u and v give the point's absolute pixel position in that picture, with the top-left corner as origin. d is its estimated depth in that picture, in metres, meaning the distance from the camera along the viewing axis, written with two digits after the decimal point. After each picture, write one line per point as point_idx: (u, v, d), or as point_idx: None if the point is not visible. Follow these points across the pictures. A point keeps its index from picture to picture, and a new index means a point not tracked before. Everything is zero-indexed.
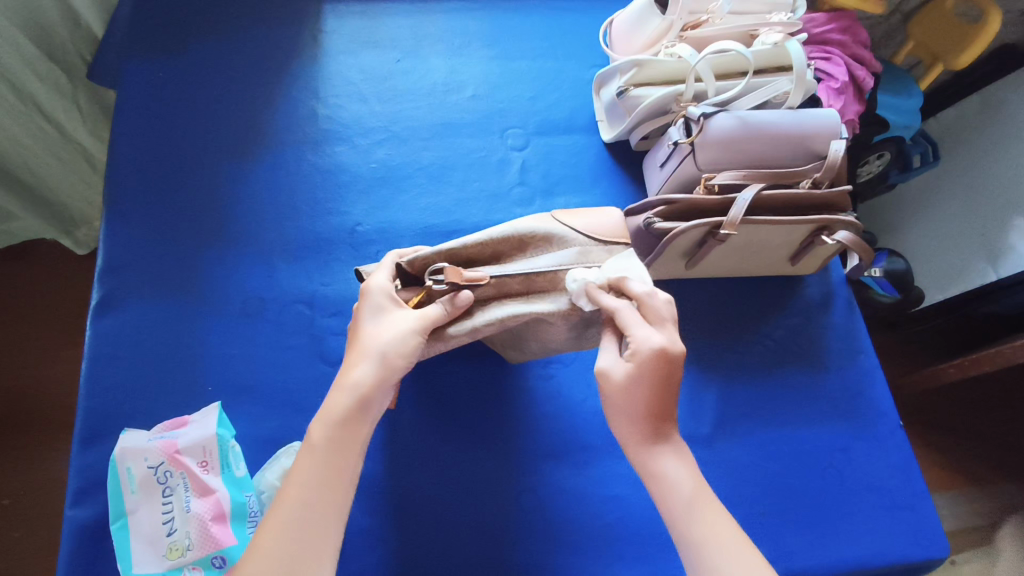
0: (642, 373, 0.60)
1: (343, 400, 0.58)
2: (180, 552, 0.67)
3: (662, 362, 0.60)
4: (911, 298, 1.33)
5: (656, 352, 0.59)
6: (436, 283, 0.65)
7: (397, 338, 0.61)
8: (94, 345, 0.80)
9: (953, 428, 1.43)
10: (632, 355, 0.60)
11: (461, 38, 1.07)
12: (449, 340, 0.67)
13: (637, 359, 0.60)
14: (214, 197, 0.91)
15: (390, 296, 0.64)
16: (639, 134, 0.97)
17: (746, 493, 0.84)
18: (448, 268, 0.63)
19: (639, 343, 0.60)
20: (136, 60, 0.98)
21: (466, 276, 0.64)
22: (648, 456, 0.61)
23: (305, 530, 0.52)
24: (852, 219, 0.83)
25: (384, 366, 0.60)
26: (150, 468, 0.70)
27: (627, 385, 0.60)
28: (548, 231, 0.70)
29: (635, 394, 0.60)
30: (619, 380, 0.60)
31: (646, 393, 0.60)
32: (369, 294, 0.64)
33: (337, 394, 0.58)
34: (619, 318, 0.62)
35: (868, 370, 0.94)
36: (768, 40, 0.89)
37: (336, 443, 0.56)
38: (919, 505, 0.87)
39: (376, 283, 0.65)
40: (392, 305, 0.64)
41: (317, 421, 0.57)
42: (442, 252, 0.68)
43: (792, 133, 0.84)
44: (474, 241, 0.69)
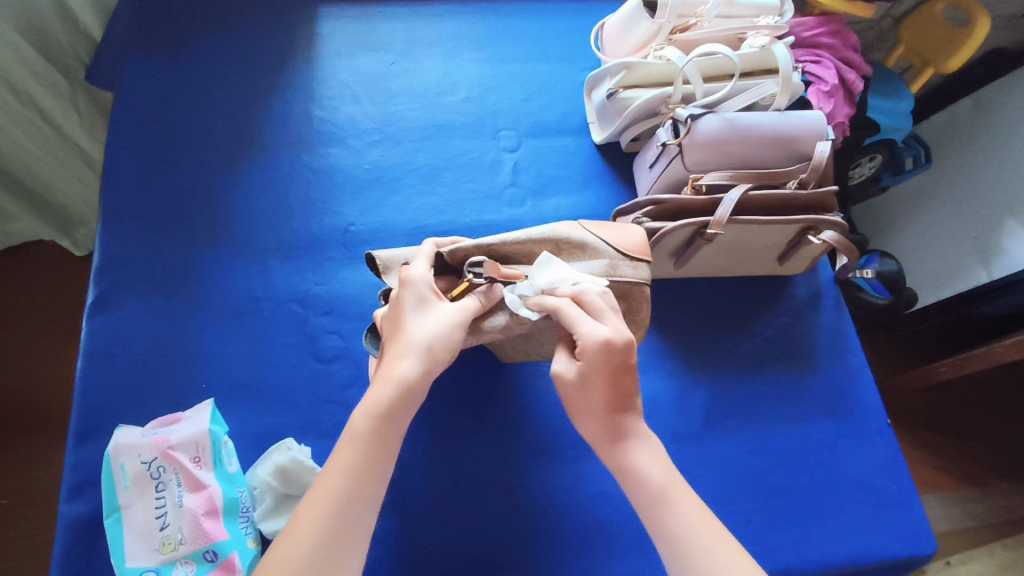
0: (591, 369, 0.60)
1: (389, 393, 0.57)
2: (172, 546, 0.68)
3: (609, 353, 0.59)
4: (902, 300, 1.34)
5: (601, 345, 0.59)
6: (473, 277, 0.67)
7: (442, 333, 0.60)
8: (90, 343, 0.81)
9: (946, 429, 1.44)
10: (579, 352, 0.60)
11: (455, 41, 1.08)
12: (481, 333, 0.69)
13: (585, 354, 0.59)
14: (210, 198, 0.92)
15: (430, 287, 0.63)
16: (629, 136, 0.98)
17: (735, 490, 0.84)
18: (487, 262, 0.65)
19: (584, 338, 0.59)
20: (133, 62, 0.99)
21: (503, 273, 0.66)
22: (615, 453, 0.61)
23: (335, 521, 0.52)
24: (837, 219, 0.84)
25: (430, 361, 0.59)
26: (143, 464, 0.71)
27: (581, 383, 0.60)
28: (582, 240, 0.72)
29: (590, 390, 0.60)
30: (572, 380, 0.60)
31: (600, 388, 0.60)
32: (411, 285, 0.63)
33: (383, 387, 0.58)
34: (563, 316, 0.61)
35: (856, 369, 0.95)
36: (756, 43, 0.91)
37: (380, 433, 0.56)
38: (907, 502, 0.87)
39: (416, 272, 0.63)
40: (433, 296, 0.63)
41: (362, 414, 0.57)
42: (483, 246, 0.70)
43: (778, 135, 0.86)
44: (513, 239, 0.71)
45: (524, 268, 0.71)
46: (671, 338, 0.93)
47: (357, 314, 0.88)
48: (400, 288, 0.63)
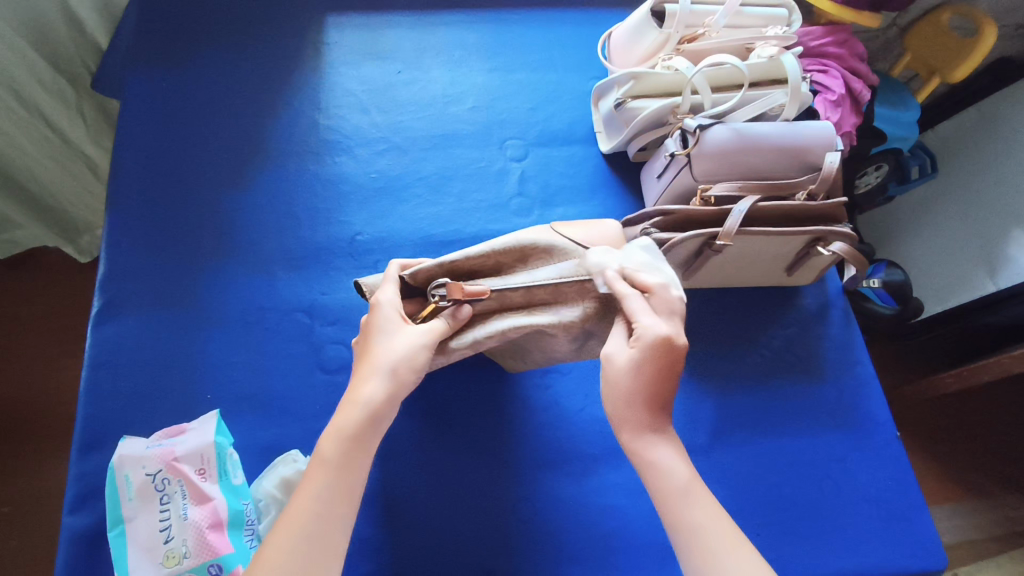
0: (646, 358, 0.59)
1: (355, 414, 0.57)
2: (177, 560, 0.67)
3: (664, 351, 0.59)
4: (909, 310, 1.32)
5: (659, 340, 0.59)
6: (439, 298, 0.65)
7: (407, 354, 0.60)
8: (95, 352, 0.81)
9: (953, 439, 1.43)
10: (636, 339, 0.59)
11: (461, 50, 1.08)
12: (450, 353, 0.67)
13: (642, 344, 0.59)
14: (215, 206, 0.92)
15: (397, 310, 0.64)
16: (636, 146, 0.98)
17: (743, 502, 0.84)
18: (450, 283, 0.63)
19: (645, 329, 0.59)
20: (140, 71, 0.99)
21: (467, 291, 0.63)
22: (643, 445, 0.59)
23: (313, 541, 0.52)
24: (847, 230, 0.84)
25: (395, 383, 0.59)
26: (148, 476, 0.70)
27: (632, 371, 0.59)
28: (549, 243, 0.70)
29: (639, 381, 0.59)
30: (623, 364, 0.59)
31: (650, 378, 0.59)
32: (378, 309, 0.64)
33: (349, 409, 0.58)
34: (626, 305, 0.62)
35: (864, 381, 0.95)
36: (764, 54, 0.91)
37: (345, 455, 0.56)
38: (916, 516, 0.87)
39: (385, 296, 0.64)
40: (400, 320, 0.63)
41: (326, 434, 0.57)
42: (445, 265, 0.68)
43: (787, 146, 0.85)
44: (476, 254, 0.69)
45: (490, 282, 0.68)
46: None
47: (363, 324, 0.88)
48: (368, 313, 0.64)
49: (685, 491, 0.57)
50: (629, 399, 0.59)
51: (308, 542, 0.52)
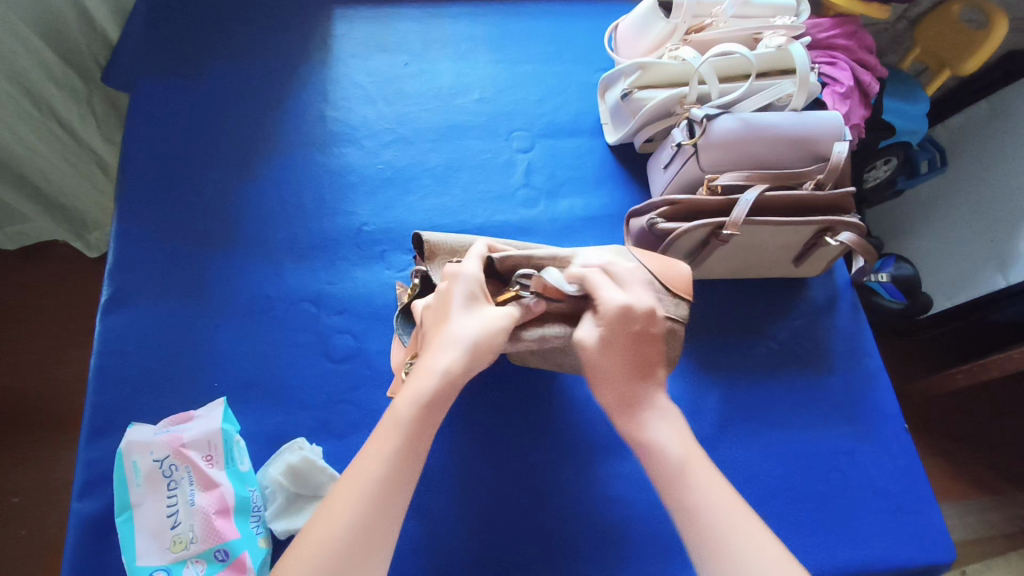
0: (612, 333, 0.61)
1: (431, 383, 0.57)
2: (183, 545, 0.68)
3: (628, 321, 0.61)
4: (918, 305, 1.32)
5: (621, 310, 0.61)
6: (520, 288, 0.66)
7: (486, 332, 0.60)
8: (104, 340, 0.82)
9: (963, 436, 1.41)
10: (600, 314, 0.62)
11: (468, 42, 1.08)
12: (519, 344, 0.66)
13: (606, 320, 0.61)
14: (223, 197, 0.93)
15: (481, 287, 0.64)
16: (642, 137, 0.98)
17: (751, 495, 0.83)
18: (537, 275, 0.64)
19: (604, 302, 0.62)
20: (149, 64, 1.00)
21: (554, 289, 0.64)
22: (636, 424, 0.60)
23: (368, 507, 0.51)
24: (855, 220, 0.83)
25: (472, 358, 0.59)
26: (155, 462, 0.71)
27: (603, 350, 0.61)
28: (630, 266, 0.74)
29: (610, 357, 0.61)
30: (593, 347, 0.61)
31: (620, 351, 0.61)
32: (463, 278, 0.63)
33: (424, 378, 0.57)
34: (588, 281, 0.64)
35: (873, 373, 0.94)
36: (772, 44, 0.90)
37: (417, 420, 0.56)
38: (925, 509, 0.86)
39: (469, 269, 0.64)
40: (481, 297, 0.63)
41: (403, 399, 0.57)
42: (533, 258, 0.69)
43: (795, 135, 0.85)
44: (565, 256, 0.71)
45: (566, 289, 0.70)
46: (684, 341, 0.92)
47: (370, 314, 0.88)
48: (448, 281, 0.64)
49: (681, 472, 0.57)
50: (622, 378, 0.62)
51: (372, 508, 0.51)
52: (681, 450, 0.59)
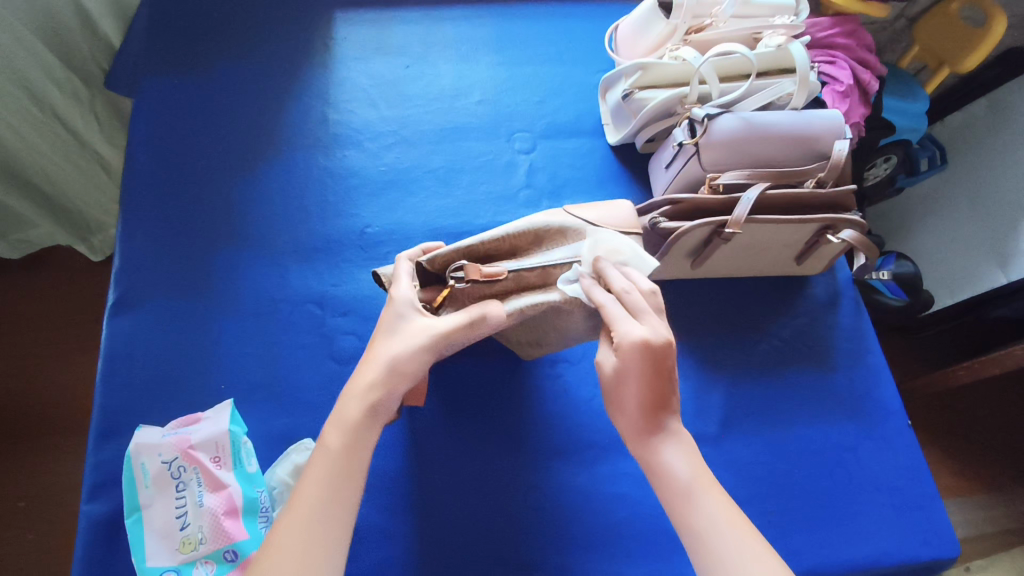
0: (627, 367, 0.58)
1: (354, 409, 0.58)
2: (193, 546, 0.68)
3: (645, 356, 0.57)
4: (919, 303, 1.34)
5: (638, 346, 0.57)
6: (455, 281, 0.66)
7: (406, 351, 0.60)
8: (110, 343, 0.82)
9: (965, 433, 1.42)
10: (616, 346, 0.58)
11: (469, 44, 1.09)
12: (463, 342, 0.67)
13: (620, 355, 0.58)
14: (227, 200, 0.93)
15: (411, 305, 0.63)
16: (644, 138, 0.98)
17: (755, 492, 0.84)
18: (467, 265, 0.64)
19: (622, 336, 0.58)
20: (153, 68, 1.01)
21: (485, 272, 0.65)
22: (648, 448, 0.58)
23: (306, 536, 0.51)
24: (858, 218, 0.83)
25: (392, 375, 0.59)
26: (164, 463, 0.71)
27: (616, 382, 0.60)
28: (562, 224, 0.72)
29: (624, 387, 0.59)
30: (608, 375, 0.60)
31: (638, 385, 0.58)
32: (399, 291, 0.65)
33: (349, 403, 0.58)
34: (605, 311, 0.61)
35: (875, 370, 0.94)
36: (771, 44, 0.91)
37: (363, 443, 0.56)
38: (928, 505, 0.86)
39: (400, 292, 0.64)
40: (411, 315, 0.63)
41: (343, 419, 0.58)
42: (461, 250, 0.69)
43: (796, 134, 0.85)
44: (490, 237, 0.70)
45: (507, 264, 0.70)
46: (686, 339, 0.92)
47: (374, 315, 0.88)
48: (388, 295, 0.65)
49: (688, 493, 0.56)
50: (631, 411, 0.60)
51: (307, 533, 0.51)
52: (688, 473, 0.57)
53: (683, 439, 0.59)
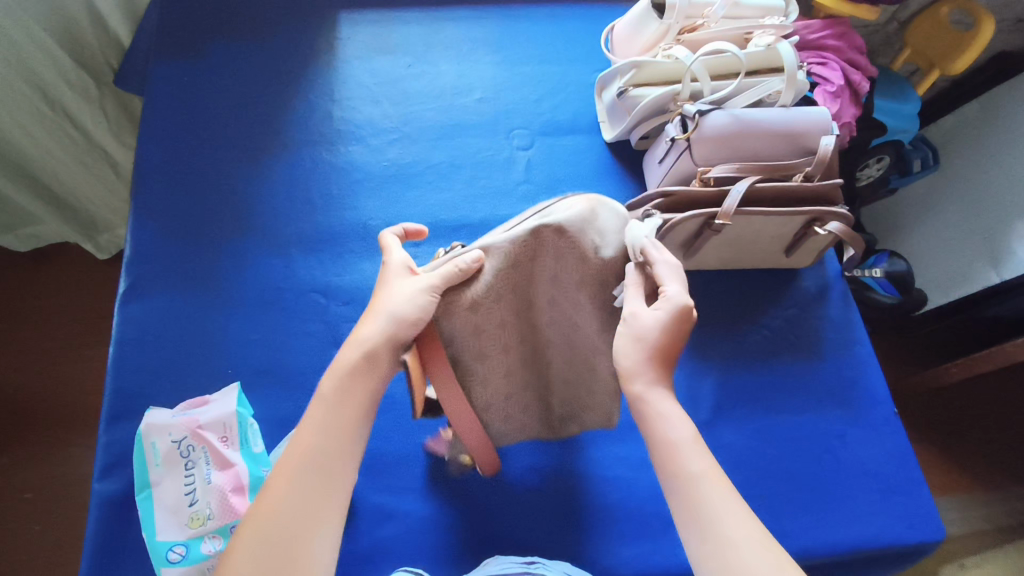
0: (671, 320, 0.62)
1: (352, 355, 0.58)
2: (201, 521, 0.71)
3: (685, 316, 0.63)
4: (912, 301, 1.36)
5: (686, 309, 0.63)
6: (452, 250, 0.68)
7: (408, 300, 0.60)
8: (121, 329, 0.85)
9: (957, 429, 1.44)
10: (666, 301, 0.63)
11: (469, 44, 1.12)
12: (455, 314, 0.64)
13: (671, 310, 0.62)
14: (234, 193, 0.96)
15: (406, 266, 0.65)
16: (639, 134, 1.01)
17: (745, 476, 0.87)
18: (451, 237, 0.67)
19: (675, 297, 0.63)
20: (162, 67, 1.04)
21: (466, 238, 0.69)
22: (644, 397, 0.60)
23: (307, 482, 0.53)
24: (843, 211, 0.86)
25: (393, 326, 0.59)
26: (174, 442, 0.74)
27: (656, 330, 0.62)
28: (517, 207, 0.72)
29: (659, 336, 0.62)
30: (650, 324, 0.62)
31: (670, 336, 0.62)
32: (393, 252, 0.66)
33: (350, 349, 0.59)
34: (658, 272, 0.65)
35: (863, 360, 0.97)
36: (761, 43, 0.94)
37: (347, 406, 0.56)
38: (915, 490, 0.89)
39: (396, 258, 0.66)
40: (406, 274, 0.64)
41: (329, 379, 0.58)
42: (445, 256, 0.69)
43: (785, 130, 0.88)
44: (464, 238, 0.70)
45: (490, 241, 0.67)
46: None
47: None
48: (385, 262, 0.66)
49: (675, 448, 0.58)
50: (648, 353, 0.62)
51: (308, 480, 0.53)
52: (681, 433, 0.59)
53: (668, 387, 0.62)
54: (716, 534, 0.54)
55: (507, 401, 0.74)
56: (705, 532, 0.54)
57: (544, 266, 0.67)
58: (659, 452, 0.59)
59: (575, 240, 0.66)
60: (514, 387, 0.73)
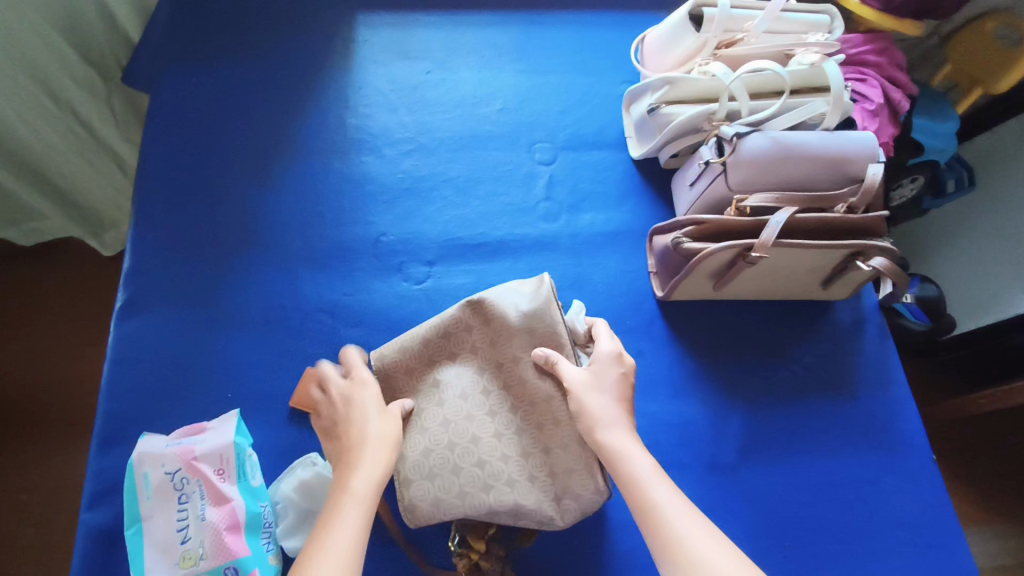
0: (600, 367, 0.67)
1: (379, 467, 0.62)
2: (193, 561, 0.67)
3: (620, 360, 0.68)
4: (941, 327, 1.29)
5: (615, 355, 0.68)
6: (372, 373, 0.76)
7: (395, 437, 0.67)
8: (117, 346, 0.81)
9: (992, 461, 1.35)
10: (593, 358, 0.68)
11: (491, 51, 1.07)
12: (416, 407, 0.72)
13: (599, 359, 0.68)
14: (240, 203, 0.92)
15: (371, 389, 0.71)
16: (668, 152, 0.95)
17: (771, 524, 0.82)
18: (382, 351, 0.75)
19: (601, 349, 0.69)
20: (172, 66, 0.99)
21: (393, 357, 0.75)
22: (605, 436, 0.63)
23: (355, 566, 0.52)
24: (888, 245, 0.80)
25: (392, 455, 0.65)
26: (167, 474, 0.70)
27: (594, 380, 0.66)
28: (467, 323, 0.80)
29: (601, 383, 0.66)
30: (583, 377, 0.66)
31: (611, 385, 0.66)
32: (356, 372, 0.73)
33: (372, 464, 0.62)
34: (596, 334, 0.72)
35: (901, 401, 0.91)
36: (805, 61, 0.88)
37: None
38: (952, 545, 0.83)
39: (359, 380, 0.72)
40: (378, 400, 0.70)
41: (319, 559, 0.51)
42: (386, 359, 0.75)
43: (826, 156, 0.82)
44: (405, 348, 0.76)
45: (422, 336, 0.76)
46: (704, 363, 0.90)
47: (385, 327, 0.86)
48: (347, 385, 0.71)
49: (639, 482, 0.59)
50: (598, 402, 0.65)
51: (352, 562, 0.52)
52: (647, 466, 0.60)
53: (625, 425, 0.64)
54: (686, 553, 0.53)
55: (463, 473, 0.67)
56: (671, 550, 0.54)
57: (476, 339, 0.73)
58: (625, 483, 0.59)
59: (494, 308, 0.72)
60: (470, 457, 0.68)
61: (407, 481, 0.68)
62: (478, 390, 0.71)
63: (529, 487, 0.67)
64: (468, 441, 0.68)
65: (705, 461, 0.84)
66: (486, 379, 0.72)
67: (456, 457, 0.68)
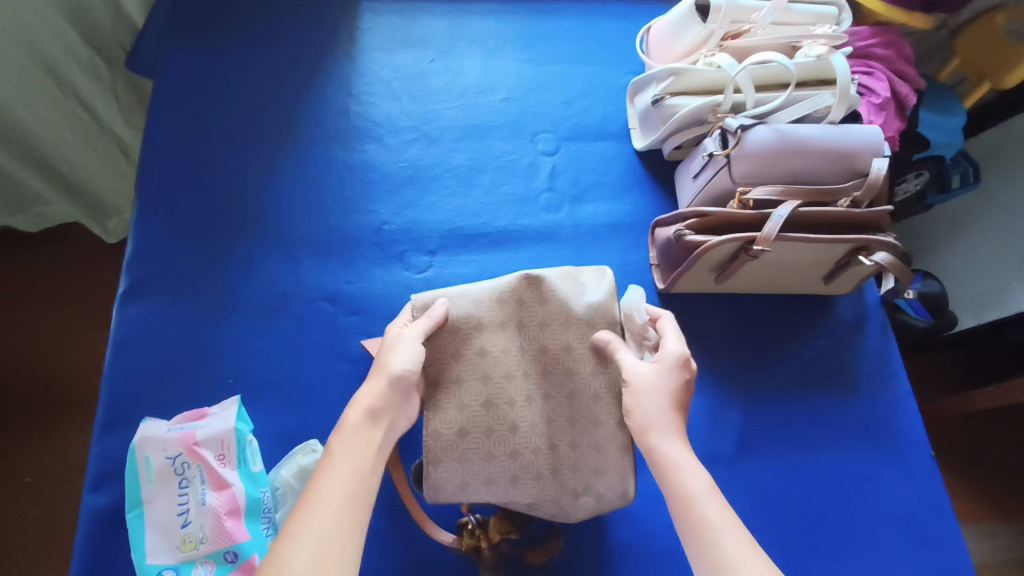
0: (664, 367, 0.64)
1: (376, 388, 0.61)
2: (193, 544, 0.67)
3: (684, 364, 0.64)
4: (944, 323, 1.28)
5: (679, 358, 0.64)
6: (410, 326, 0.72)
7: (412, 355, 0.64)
8: (120, 330, 0.81)
9: (989, 458, 1.35)
10: (659, 356, 0.65)
11: (495, 40, 1.06)
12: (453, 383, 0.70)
13: (665, 359, 0.64)
14: (243, 190, 0.91)
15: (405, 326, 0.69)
16: (672, 144, 0.95)
17: (768, 517, 0.82)
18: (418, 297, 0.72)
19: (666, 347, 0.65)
20: (176, 50, 0.99)
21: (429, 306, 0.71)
22: (656, 444, 0.59)
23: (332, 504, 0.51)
24: (891, 240, 0.79)
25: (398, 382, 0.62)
26: (168, 459, 0.70)
27: (655, 377, 0.63)
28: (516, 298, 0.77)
29: (662, 385, 0.62)
30: (646, 373, 0.63)
31: (672, 386, 0.63)
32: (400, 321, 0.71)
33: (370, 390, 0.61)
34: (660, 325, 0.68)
35: (901, 398, 0.91)
36: (811, 53, 0.87)
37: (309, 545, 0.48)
38: (948, 541, 0.83)
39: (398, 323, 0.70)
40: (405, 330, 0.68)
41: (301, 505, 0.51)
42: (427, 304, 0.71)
43: (831, 149, 0.81)
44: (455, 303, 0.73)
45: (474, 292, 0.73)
46: (704, 355, 0.90)
47: (385, 315, 0.87)
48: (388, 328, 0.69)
49: (690, 496, 0.55)
50: (656, 405, 0.61)
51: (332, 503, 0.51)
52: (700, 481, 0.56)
53: (680, 434, 0.60)
54: None
55: (495, 461, 0.68)
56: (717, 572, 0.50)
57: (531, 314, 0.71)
58: (672, 495, 0.56)
59: (555, 288, 0.71)
60: (504, 445, 0.68)
61: (437, 460, 0.67)
62: (519, 372, 0.70)
63: (550, 481, 0.68)
64: (479, 429, 0.68)
65: (704, 453, 0.84)
66: (528, 361, 0.71)
67: (493, 443, 0.68)
